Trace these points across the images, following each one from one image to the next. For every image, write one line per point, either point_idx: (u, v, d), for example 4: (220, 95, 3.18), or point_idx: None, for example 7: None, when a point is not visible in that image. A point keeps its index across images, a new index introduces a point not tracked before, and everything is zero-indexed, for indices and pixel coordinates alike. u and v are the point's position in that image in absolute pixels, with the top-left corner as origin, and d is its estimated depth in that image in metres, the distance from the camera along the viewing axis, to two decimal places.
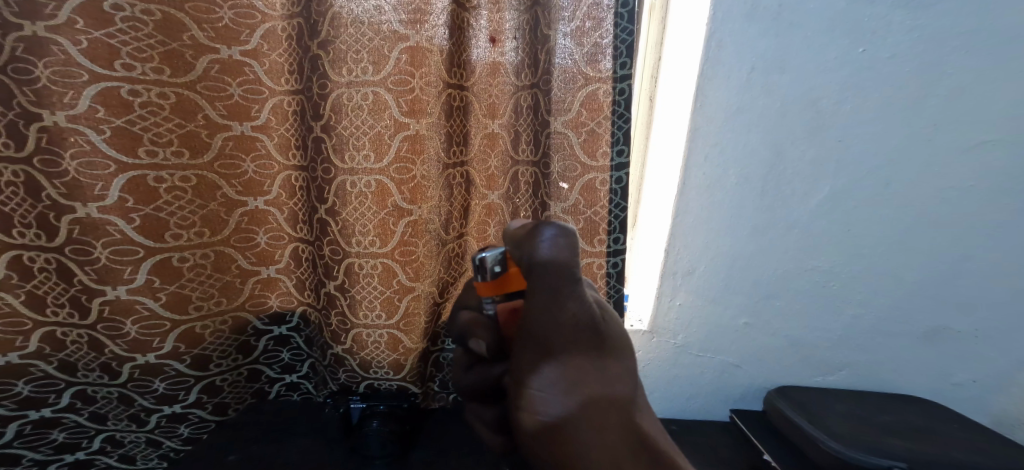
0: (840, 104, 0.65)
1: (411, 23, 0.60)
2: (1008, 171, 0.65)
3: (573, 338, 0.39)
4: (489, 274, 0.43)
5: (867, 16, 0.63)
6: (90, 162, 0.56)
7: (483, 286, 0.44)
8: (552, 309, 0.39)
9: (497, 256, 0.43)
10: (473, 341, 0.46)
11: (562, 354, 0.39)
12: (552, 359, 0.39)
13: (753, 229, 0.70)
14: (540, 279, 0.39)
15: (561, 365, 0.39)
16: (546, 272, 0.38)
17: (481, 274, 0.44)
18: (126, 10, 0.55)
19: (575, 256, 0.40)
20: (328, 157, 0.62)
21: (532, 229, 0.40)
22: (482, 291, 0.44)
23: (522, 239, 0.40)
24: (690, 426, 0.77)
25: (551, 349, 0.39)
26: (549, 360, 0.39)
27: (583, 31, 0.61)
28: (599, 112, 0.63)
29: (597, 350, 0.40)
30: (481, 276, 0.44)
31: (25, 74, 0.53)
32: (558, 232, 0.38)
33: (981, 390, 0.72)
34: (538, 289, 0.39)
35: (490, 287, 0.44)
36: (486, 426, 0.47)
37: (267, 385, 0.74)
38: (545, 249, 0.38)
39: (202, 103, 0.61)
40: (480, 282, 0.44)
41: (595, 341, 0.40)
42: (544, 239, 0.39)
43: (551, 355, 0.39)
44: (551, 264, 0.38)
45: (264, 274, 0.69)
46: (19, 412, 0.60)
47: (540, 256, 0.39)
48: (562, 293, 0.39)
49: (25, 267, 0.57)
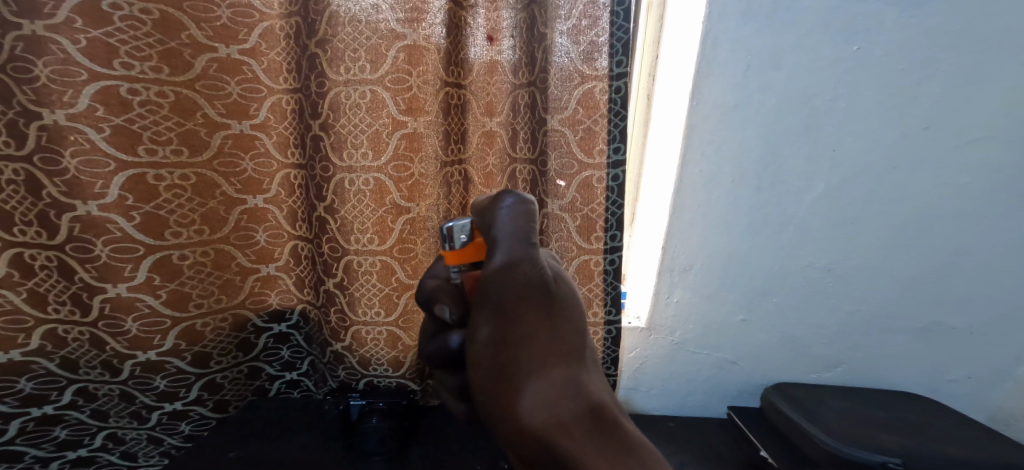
0: (835, 101, 0.65)
1: (409, 22, 0.60)
2: (1002, 167, 0.65)
3: (526, 299, 0.41)
4: (455, 242, 0.44)
5: (861, 13, 0.63)
6: (90, 161, 0.57)
7: (451, 254, 0.45)
8: (507, 269, 0.41)
9: (464, 225, 0.44)
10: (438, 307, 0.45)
11: (515, 314, 0.41)
12: (506, 319, 0.41)
13: (749, 226, 0.70)
14: (497, 243, 0.42)
15: (514, 324, 0.41)
16: (502, 236, 0.42)
17: (449, 243, 0.45)
18: (125, 9, 0.55)
19: (531, 224, 0.43)
20: (326, 155, 0.62)
21: (494, 201, 0.44)
22: (448, 259, 0.46)
23: (484, 210, 0.44)
24: (688, 422, 0.77)
25: (505, 308, 0.41)
26: (503, 320, 0.41)
27: (580, 29, 0.61)
28: (596, 110, 0.63)
29: (550, 313, 0.42)
30: (448, 245, 0.45)
31: (24, 73, 0.53)
32: (517, 200, 0.42)
33: (976, 386, 0.72)
34: (495, 251, 0.42)
35: (457, 255, 0.45)
36: (451, 394, 0.49)
37: (267, 382, 0.74)
38: (505, 213, 0.43)
39: (200, 102, 0.61)
40: (449, 251, 0.45)
41: (549, 303, 0.42)
42: (503, 207, 0.43)
43: (505, 315, 0.41)
44: (508, 229, 0.42)
45: (264, 272, 0.70)
46: (21, 409, 0.61)
47: (499, 223, 0.42)
48: (517, 255, 0.42)
49: (26, 264, 0.57)
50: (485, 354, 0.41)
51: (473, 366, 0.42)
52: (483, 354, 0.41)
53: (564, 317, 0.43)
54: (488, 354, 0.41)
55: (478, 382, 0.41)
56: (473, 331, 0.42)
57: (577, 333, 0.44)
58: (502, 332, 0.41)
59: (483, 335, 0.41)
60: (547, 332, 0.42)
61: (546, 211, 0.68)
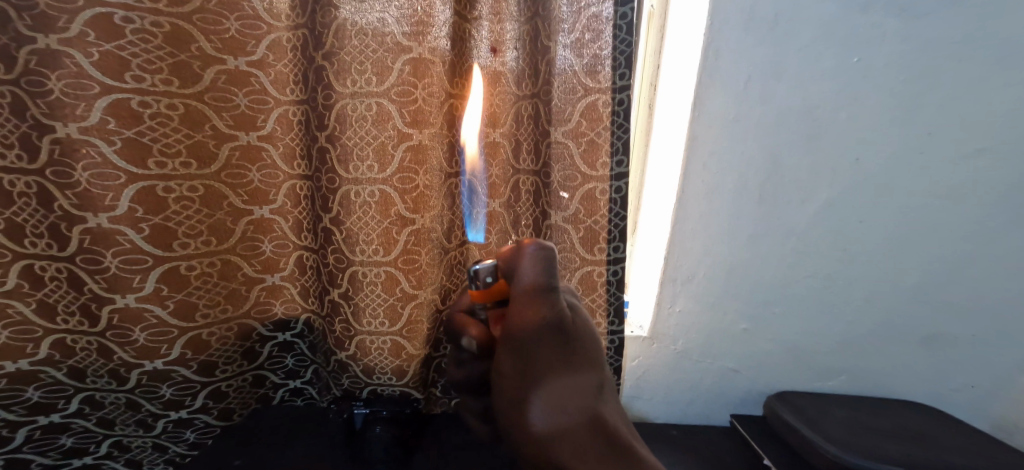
0: (836, 112, 0.66)
1: (414, 36, 0.61)
2: (1004, 180, 0.65)
3: (547, 339, 0.43)
4: (481, 284, 0.45)
5: (860, 25, 0.63)
6: (102, 173, 0.58)
7: (475, 293, 0.46)
8: (531, 315, 0.42)
9: (490, 268, 0.45)
10: (466, 339, 0.50)
11: (537, 353, 0.42)
12: (528, 358, 0.42)
13: (752, 236, 0.71)
14: (518, 289, 0.43)
15: (536, 362, 0.42)
16: (524, 283, 0.43)
17: (475, 283, 0.46)
18: (137, 22, 0.56)
19: (553, 270, 0.44)
20: (332, 167, 0.63)
21: (517, 246, 0.45)
22: (474, 298, 0.47)
23: (508, 254, 0.45)
24: (690, 430, 0.77)
25: (529, 349, 0.42)
26: (526, 359, 0.42)
27: (583, 43, 0.62)
28: (599, 122, 0.63)
29: (568, 350, 0.44)
30: (474, 285, 0.46)
31: (38, 87, 0.54)
32: (540, 247, 0.43)
33: (981, 395, 0.72)
34: (521, 298, 0.42)
35: (482, 295, 0.46)
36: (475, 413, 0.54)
37: (271, 390, 0.75)
38: (528, 263, 0.43)
39: (209, 114, 0.62)
40: (474, 290, 0.46)
41: (567, 341, 0.44)
42: (527, 255, 0.43)
43: (529, 354, 0.42)
44: (532, 277, 0.43)
45: (269, 281, 0.70)
46: (29, 418, 0.61)
47: (522, 270, 0.43)
48: (538, 301, 0.42)
49: (37, 276, 0.58)
50: (507, 387, 0.43)
51: (497, 398, 0.44)
52: (507, 389, 0.43)
53: (580, 351, 0.45)
54: (512, 391, 0.43)
55: (501, 409, 0.44)
56: (498, 368, 0.43)
57: (593, 364, 0.45)
58: (525, 369, 0.42)
59: (507, 371, 0.43)
60: (566, 368, 0.43)
61: (549, 223, 0.69)
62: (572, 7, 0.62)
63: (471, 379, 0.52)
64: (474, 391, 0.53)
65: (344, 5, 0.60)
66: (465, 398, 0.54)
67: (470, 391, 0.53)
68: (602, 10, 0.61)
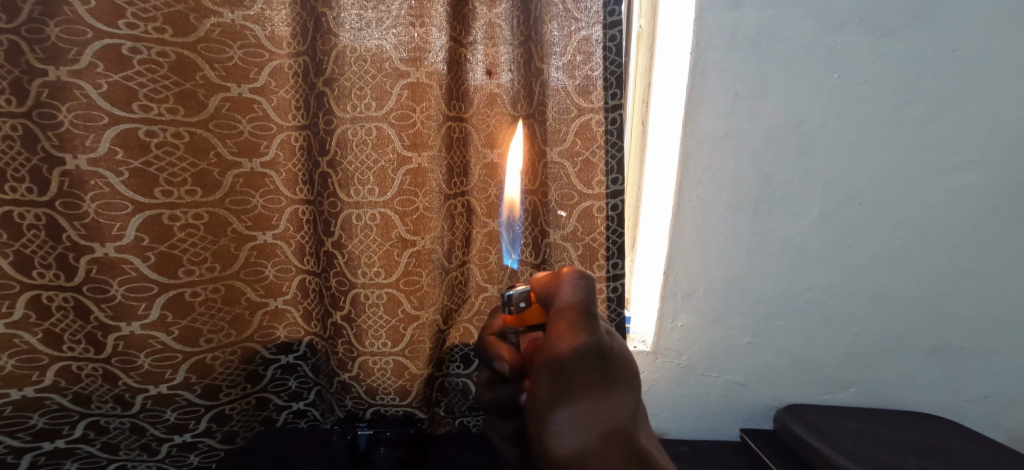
0: (823, 127, 0.67)
1: (411, 61, 0.63)
2: (996, 189, 0.66)
3: (585, 365, 0.42)
4: (514, 308, 0.46)
5: (842, 42, 0.65)
6: (109, 203, 0.59)
7: (509, 318, 0.47)
8: (566, 339, 0.42)
9: (523, 292, 0.46)
10: (497, 360, 0.50)
11: (573, 378, 0.42)
12: (565, 383, 0.42)
13: (748, 249, 0.71)
14: (557, 314, 0.44)
15: (572, 386, 0.42)
16: (562, 308, 0.43)
17: (508, 307, 0.47)
18: (144, 53, 0.58)
19: (594, 298, 0.44)
20: (334, 191, 0.64)
21: (556, 273, 0.46)
22: (507, 322, 0.48)
23: (545, 280, 0.46)
24: (700, 446, 0.76)
25: (565, 373, 0.42)
26: (562, 383, 0.42)
27: (575, 64, 0.64)
28: (593, 141, 0.65)
29: (607, 377, 0.43)
30: (508, 310, 0.47)
31: (49, 119, 0.56)
32: (580, 275, 0.44)
33: (993, 406, 0.71)
34: (558, 316, 0.43)
35: (514, 320, 0.47)
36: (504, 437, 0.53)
37: (274, 412, 0.74)
38: (567, 289, 0.44)
39: (213, 142, 0.63)
40: (507, 314, 0.47)
41: (607, 368, 0.43)
42: (566, 281, 0.45)
43: (565, 379, 0.42)
44: (570, 302, 0.44)
45: (272, 305, 0.71)
46: (34, 444, 0.63)
47: (561, 295, 0.44)
48: (578, 327, 0.43)
49: (43, 305, 0.60)
50: (543, 409, 0.42)
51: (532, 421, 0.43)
52: (541, 414, 0.43)
53: (619, 379, 0.43)
54: (549, 414, 0.42)
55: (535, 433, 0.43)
56: (534, 391, 0.43)
57: (632, 393, 0.44)
58: (561, 392, 0.42)
59: (544, 394, 0.42)
60: (604, 394, 0.42)
61: (548, 241, 0.70)
62: (563, 31, 0.64)
63: (501, 401, 0.52)
64: (504, 415, 0.52)
65: (343, 33, 0.62)
66: (495, 422, 0.53)
67: (501, 415, 0.52)
68: (592, 33, 0.63)
